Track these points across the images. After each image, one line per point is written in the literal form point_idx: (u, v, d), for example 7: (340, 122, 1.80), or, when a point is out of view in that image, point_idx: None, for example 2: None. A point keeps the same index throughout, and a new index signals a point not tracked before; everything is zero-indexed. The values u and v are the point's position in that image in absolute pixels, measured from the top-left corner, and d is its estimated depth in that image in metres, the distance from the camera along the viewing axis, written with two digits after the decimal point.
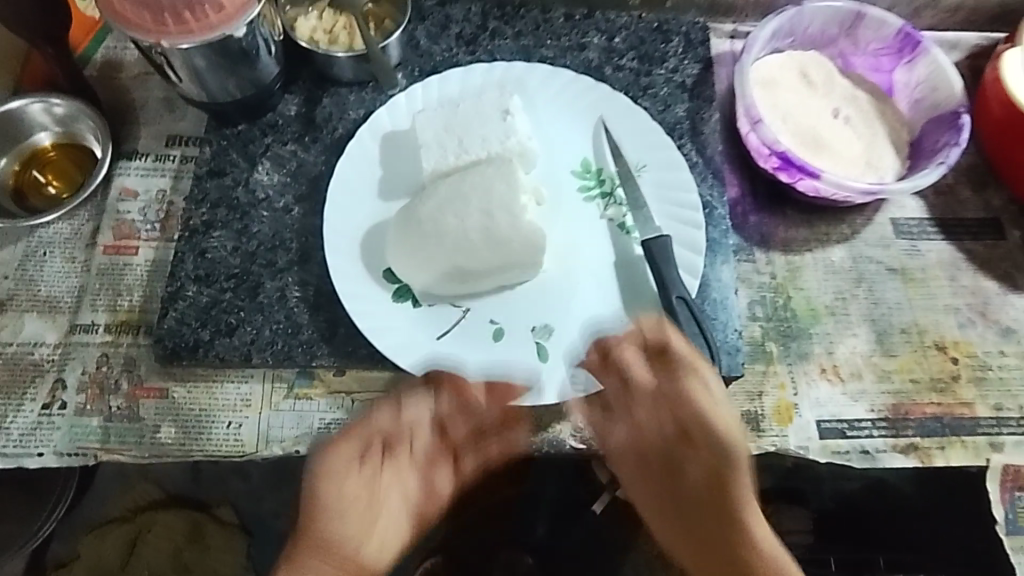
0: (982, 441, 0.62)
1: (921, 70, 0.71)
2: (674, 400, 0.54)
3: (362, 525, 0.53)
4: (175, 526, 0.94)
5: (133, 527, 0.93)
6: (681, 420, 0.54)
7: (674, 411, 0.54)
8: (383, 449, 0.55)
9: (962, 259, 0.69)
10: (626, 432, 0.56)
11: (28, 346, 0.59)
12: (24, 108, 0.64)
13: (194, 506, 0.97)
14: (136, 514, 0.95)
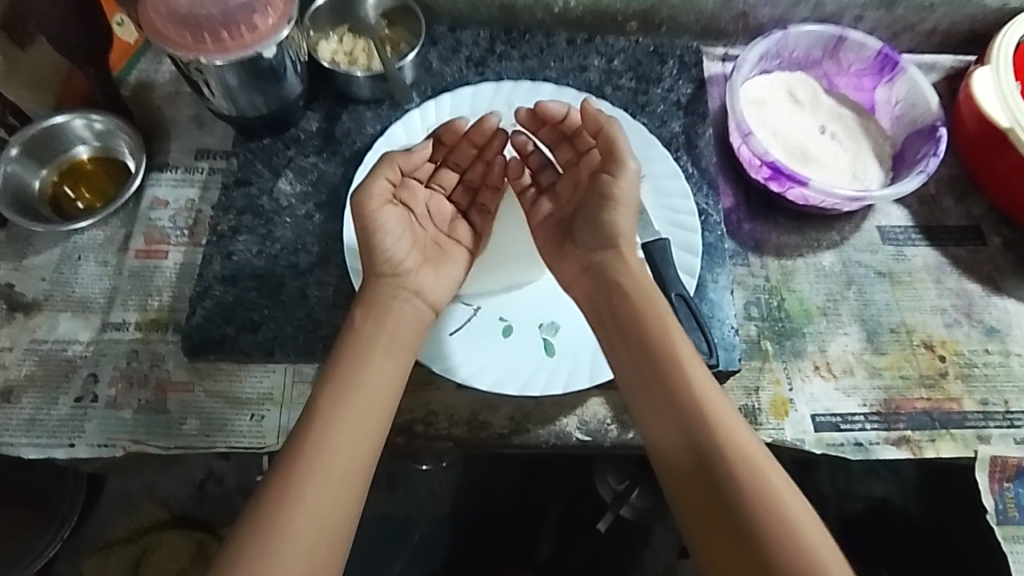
0: (970, 433, 0.65)
1: (901, 88, 0.76)
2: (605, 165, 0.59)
3: (328, 475, 0.50)
4: (182, 547, 1.02)
5: (139, 548, 1.02)
6: (600, 230, 0.59)
7: (606, 223, 0.59)
8: (404, 196, 0.62)
9: (947, 263, 0.73)
10: (549, 211, 0.64)
11: (62, 344, 0.62)
12: (66, 123, 0.68)
13: (200, 529, 1.05)
14: (142, 535, 1.04)
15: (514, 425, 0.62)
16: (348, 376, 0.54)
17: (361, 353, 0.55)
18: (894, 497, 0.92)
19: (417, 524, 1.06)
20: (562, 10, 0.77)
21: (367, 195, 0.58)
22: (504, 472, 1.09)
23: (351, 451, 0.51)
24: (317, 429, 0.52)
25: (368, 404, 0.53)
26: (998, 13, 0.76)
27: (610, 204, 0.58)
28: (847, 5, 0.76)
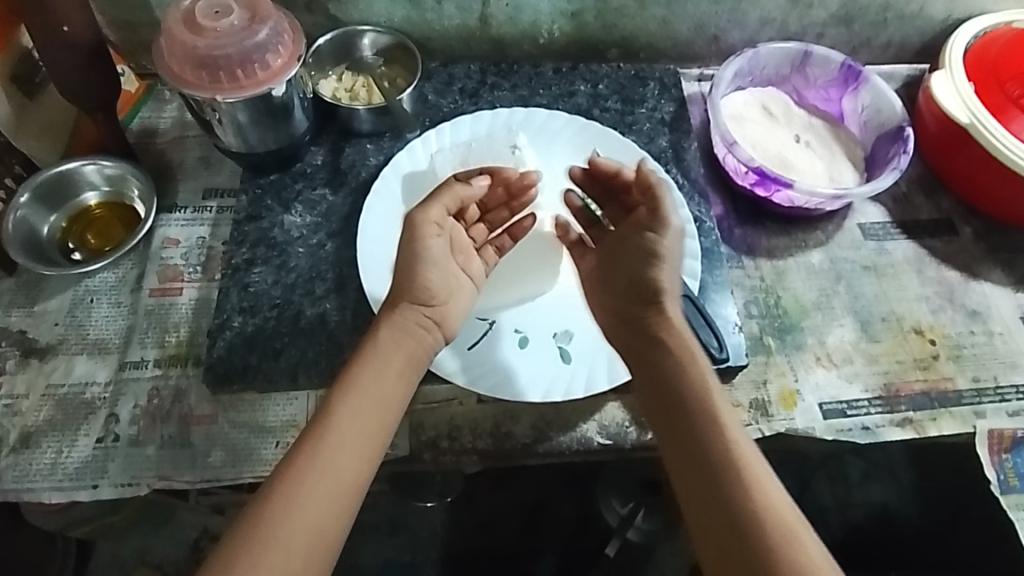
0: (966, 410, 0.68)
1: (866, 96, 0.81)
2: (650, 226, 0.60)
3: (309, 518, 0.48)
4: None
5: None
6: (639, 285, 0.58)
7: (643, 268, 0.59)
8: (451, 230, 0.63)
9: (925, 254, 0.78)
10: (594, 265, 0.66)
11: (80, 386, 0.62)
12: (77, 169, 0.69)
13: None
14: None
15: (537, 434, 0.64)
16: (345, 411, 0.52)
17: (363, 383, 0.54)
18: (893, 502, 0.93)
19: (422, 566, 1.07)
20: (547, 41, 0.81)
21: (421, 226, 0.60)
22: (508, 506, 1.09)
23: (338, 492, 0.50)
24: (308, 464, 0.50)
25: (364, 447, 0.52)
26: (945, 25, 0.83)
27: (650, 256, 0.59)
28: (809, 24, 0.82)
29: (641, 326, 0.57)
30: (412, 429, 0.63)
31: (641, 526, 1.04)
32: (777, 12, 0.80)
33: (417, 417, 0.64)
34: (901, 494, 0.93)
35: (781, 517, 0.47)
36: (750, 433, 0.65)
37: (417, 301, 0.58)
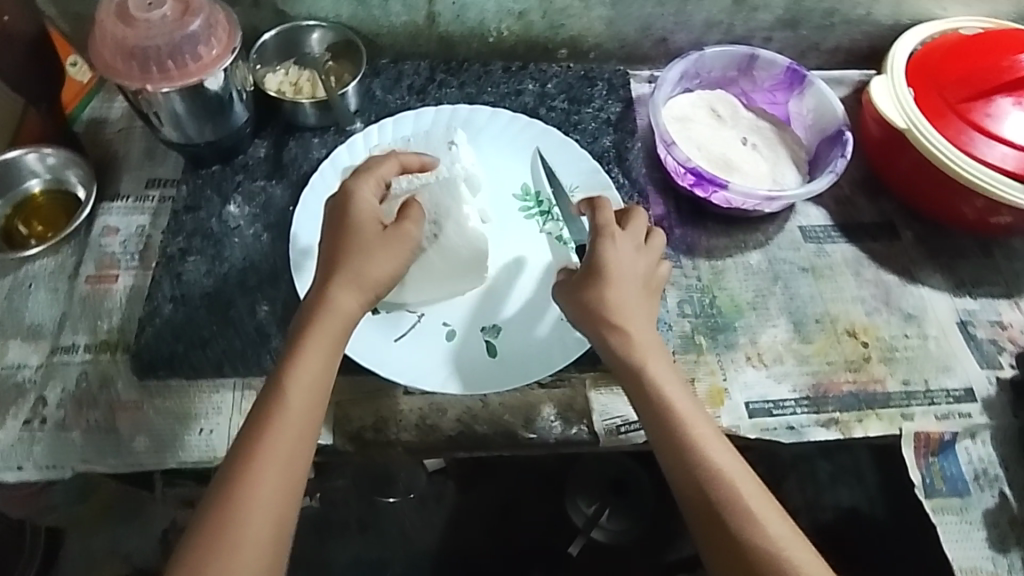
0: (894, 411, 0.69)
1: (810, 100, 0.82)
2: (610, 259, 0.59)
3: (273, 525, 0.49)
4: None
5: None
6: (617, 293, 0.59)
7: (611, 301, 0.58)
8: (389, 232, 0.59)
9: (864, 257, 0.78)
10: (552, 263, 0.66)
11: (12, 368, 0.63)
12: (18, 158, 0.69)
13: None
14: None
15: (462, 427, 0.64)
16: (282, 411, 0.51)
17: (299, 383, 0.52)
18: (861, 505, 0.97)
19: (390, 564, 1.05)
20: (496, 40, 0.82)
21: (412, 237, 0.58)
22: (478, 507, 1.10)
23: (285, 496, 0.50)
24: (256, 473, 0.49)
25: (303, 444, 0.51)
26: (892, 30, 0.84)
27: (614, 287, 0.58)
28: (755, 27, 0.83)
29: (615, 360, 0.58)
30: (336, 420, 0.63)
31: (606, 526, 1.06)
32: (722, 15, 0.81)
33: (342, 408, 0.64)
34: (868, 494, 0.97)
35: (755, 510, 0.52)
36: None
37: (357, 297, 0.56)
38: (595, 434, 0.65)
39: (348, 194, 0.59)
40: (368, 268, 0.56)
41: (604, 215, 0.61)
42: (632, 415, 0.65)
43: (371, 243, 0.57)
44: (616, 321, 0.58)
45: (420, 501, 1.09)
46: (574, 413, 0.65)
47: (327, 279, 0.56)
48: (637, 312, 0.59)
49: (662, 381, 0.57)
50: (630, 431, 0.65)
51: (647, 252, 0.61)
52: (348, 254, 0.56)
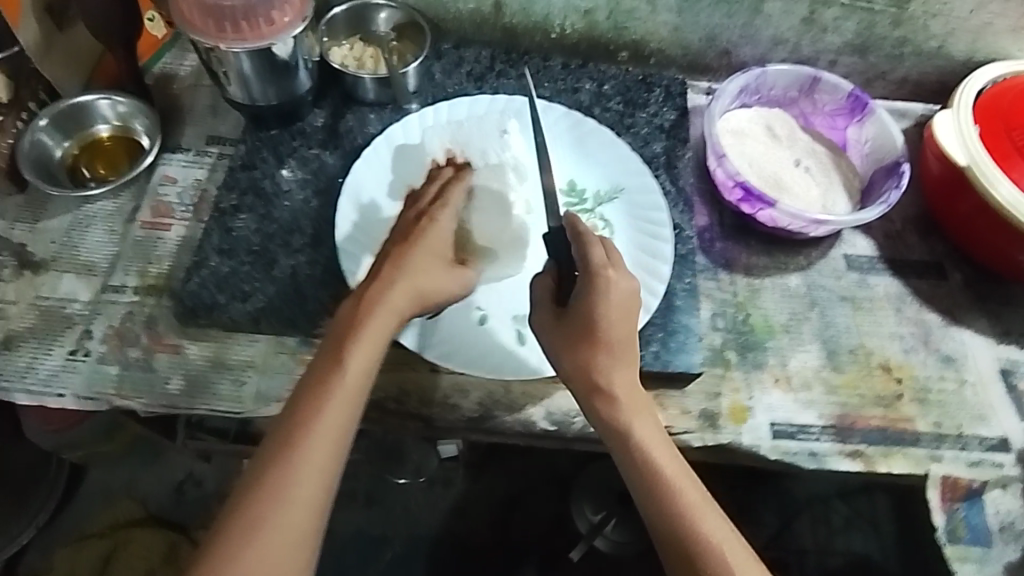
0: (921, 453, 0.67)
1: (870, 128, 0.81)
2: (603, 311, 0.56)
3: (303, 503, 0.51)
4: (153, 548, 1.07)
5: (111, 544, 1.07)
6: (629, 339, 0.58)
7: (598, 362, 0.57)
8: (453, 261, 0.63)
9: (907, 294, 0.77)
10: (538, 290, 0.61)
11: (64, 301, 0.66)
12: (92, 102, 0.73)
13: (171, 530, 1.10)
14: (115, 531, 1.10)
15: (483, 410, 0.65)
16: (326, 393, 0.53)
17: (347, 365, 0.54)
18: (872, 552, 1.09)
19: (390, 542, 1.13)
20: (559, 36, 0.83)
21: (466, 283, 0.63)
22: (482, 496, 1.16)
23: (318, 475, 0.51)
24: (294, 451, 0.51)
25: (342, 427, 0.53)
26: (965, 65, 0.82)
27: (602, 346, 0.57)
28: (822, 49, 0.82)
29: (601, 418, 0.57)
30: None
31: (609, 537, 1.06)
32: (790, 33, 0.80)
33: None
34: (879, 544, 1.09)
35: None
36: (692, 440, 0.66)
37: (412, 304, 0.58)
38: None
39: (433, 224, 0.61)
40: (428, 279, 0.59)
41: (595, 255, 0.57)
42: None
43: (435, 261, 0.60)
44: (602, 379, 0.57)
45: (428, 485, 1.16)
46: None
47: (391, 278, 0.58)
48: (625, 367, 0.57)
49: (648, 441, 0.56)
50: None
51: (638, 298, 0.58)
52: (419, 264, 0.59)
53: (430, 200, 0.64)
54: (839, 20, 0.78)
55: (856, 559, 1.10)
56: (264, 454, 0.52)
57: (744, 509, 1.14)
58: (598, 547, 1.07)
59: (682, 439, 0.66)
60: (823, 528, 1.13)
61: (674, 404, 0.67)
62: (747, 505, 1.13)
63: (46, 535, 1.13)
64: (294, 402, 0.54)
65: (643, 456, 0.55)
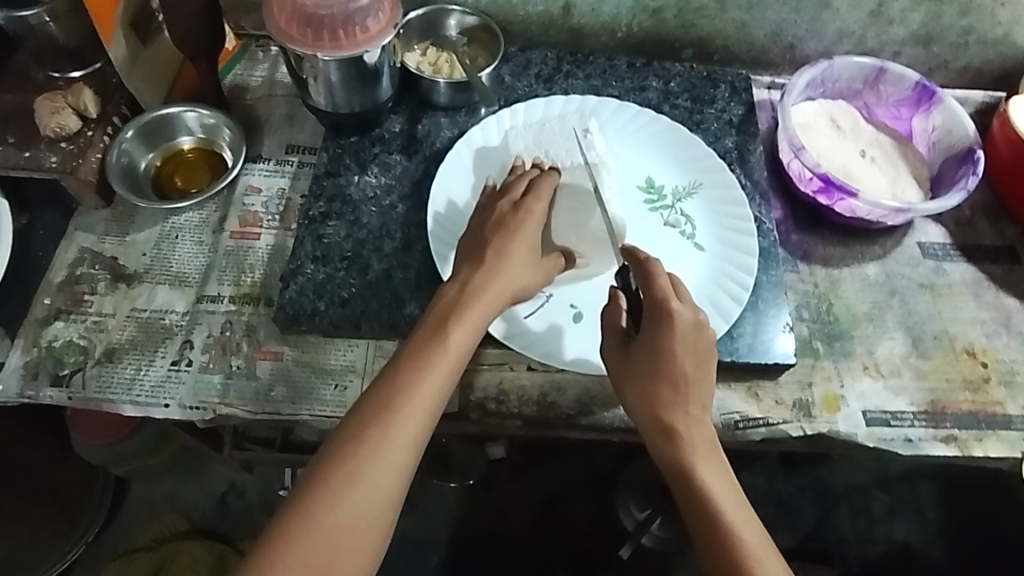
0: (1015, 436, 0.68)
1: (938, 117, 0.81)
2: (672, 345, 0.54)
3: (394, 465, 0.50)
4: (201, 558, 1.05)
5: (160, 555, 1.06)
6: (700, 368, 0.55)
7: (662, 396, 0.54)
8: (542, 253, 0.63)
9: (984, 279, 0.77)
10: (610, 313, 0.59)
11: (160, 312, 0.67)
12: (178, 113, 0.73)
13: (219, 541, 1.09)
14: (164, 544, 1.09)
15: (581, 407, 0.66)
16: (430, 357, 0.53)
17: (452, 335, 0.54)
18: (913, 540, 1.14)
19: (436, 546, 1.12)
20: (625, 35, 0.84)
21: (551, 277, 0.63)
22: (523, 498, 1.16)
23: (411, 440, 0.51)
24: (393, 412, 0.51)
25: (440, 394, 0.53)
26: None
27: (669, 383, 0.54)
28: (887, 40, 0.83)
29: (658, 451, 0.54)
30: (461, 389, 0.66)
31: (655, 533, 1.09)
32: (857, 26, 0.81)
33: (467, 378, 0.66)
34: (922, 533, 1.14)
35: None
36: (791, 430, 0.66)
37: (508, 296, 0.58)
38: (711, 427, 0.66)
39: (530, 216, 0.62)
40: (522, 276, 0.59)
41: (659, 285, 0.56)
42: (750, 412, 0.67)
43: (529, 257, 0.60)
44: (668, 417, 0.54)
45: (470, 489, 1.15)
46: None
47: (496, 270, 0.58)
48: (694, 404, 0.54)
49: (713, 481, 0.52)
50: (749, 427, 0.66)
51: (708, 332, 0.55)
52: (511, 254, 0.59)
53: (523, 193, 0.65)
54: (906, 12, 0.79)
55: (898, 547, 1.13)
56: (363, 409, 0.52)
57: (783, 502, 1.16)
58: (643, 542, 1.10)
59: (780, 429, 0.66)
60: (863, 516, 1.16)
61: (768, 394, 0.68)
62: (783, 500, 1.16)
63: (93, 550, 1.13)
64: (397, 364, 0.53)
65: (704, 496, 0.52)
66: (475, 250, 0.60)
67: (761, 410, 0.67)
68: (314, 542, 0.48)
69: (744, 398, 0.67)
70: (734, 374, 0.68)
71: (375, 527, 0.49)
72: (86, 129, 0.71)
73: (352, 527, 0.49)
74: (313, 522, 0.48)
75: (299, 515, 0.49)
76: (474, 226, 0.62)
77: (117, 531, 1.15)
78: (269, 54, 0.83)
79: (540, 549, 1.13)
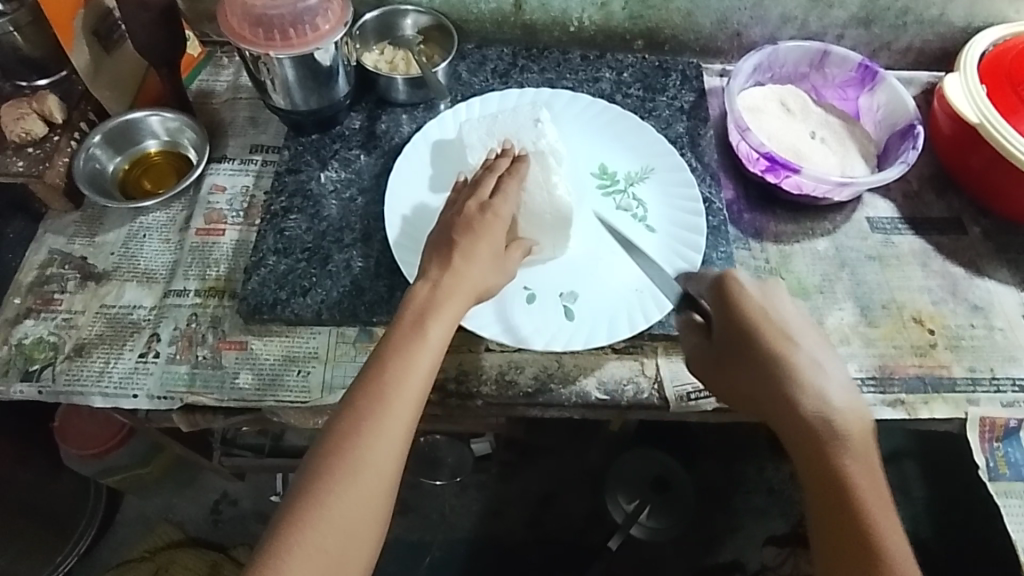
0: (961, 397, 0.70)
1: (881, 95, 0.84)
2: (754, 316, 0.59)
3: (394, 451, 0.52)
4: (196, 567, 1.09)
5: (154, 565, 1.09)
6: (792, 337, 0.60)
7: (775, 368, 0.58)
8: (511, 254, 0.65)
9: (931, 249, 0.80)
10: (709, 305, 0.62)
11: (128, 308, 0.69)
12: (143, 119, 0.76)
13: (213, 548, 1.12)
14: (157, 554, 1.11)
15: (539, 385, 0.68)
16: (414, 351, 0.55)
17: (433, 328, 0.56)
18: (904, 521, 1.15)
19: (429, 546, 1.15)
20: (577, 29, 0.87)
21: (510, 273, 0.64)
22: (516, 495, 1.18)
23: (404, 428, 0.53)
24: (391, 408, 0.53)
25: (431, 368, 0.55)
26: (965, 30, 0.86)
27: (778, 355, 0.58)
28: (829, 24, 0.86)
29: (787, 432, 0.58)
30: None
31: (646, 524, 1.10)
32: (798, 11, 0.84)
33: None
34: (913, 513, 1.16)
35: None
36: None
37: (475, 293, 0.59)
38: (666, 399, 0.68)
39: (496, 220, 0.63)
40: (486, 278, 0.60)
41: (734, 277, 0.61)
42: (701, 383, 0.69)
43: (490, 257, 0.61)
44: (792, 395, 0.57)
45: (462, 488, 1.18)
46: (645, 378, 0.69)
47: (461, 271, 0.59)
48: (807, 373, 0.58)
49: (842, 456, 0.55)
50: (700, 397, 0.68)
51: (787, 306, 0.61)
52: (473, 249, 0.60)
53: (490, 195, 0.64)
54: None
55: None
56: (358, 406, 0.52)
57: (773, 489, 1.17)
58: (636, 534, 1.10)
59: None
60: None
61: None
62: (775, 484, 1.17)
63: (86, 562, 1.15)
64: (381, 358, 0.54)
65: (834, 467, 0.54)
66: (440, 250, 0.60)
67: None
68: (322, 538, 0.49)
69: None
70: None
71: (382, 496, 0.52)
72: (52, 135, 0.73)
73: (361, 518, 0.50)
74: (323, 518, 0.49)
75: (307, 512, 0.50)
76: (441, 226, 0.62)
77: (110, 543, 1.17)
78: (233, 60, 0.85)
79: (533, 543, 1.14)
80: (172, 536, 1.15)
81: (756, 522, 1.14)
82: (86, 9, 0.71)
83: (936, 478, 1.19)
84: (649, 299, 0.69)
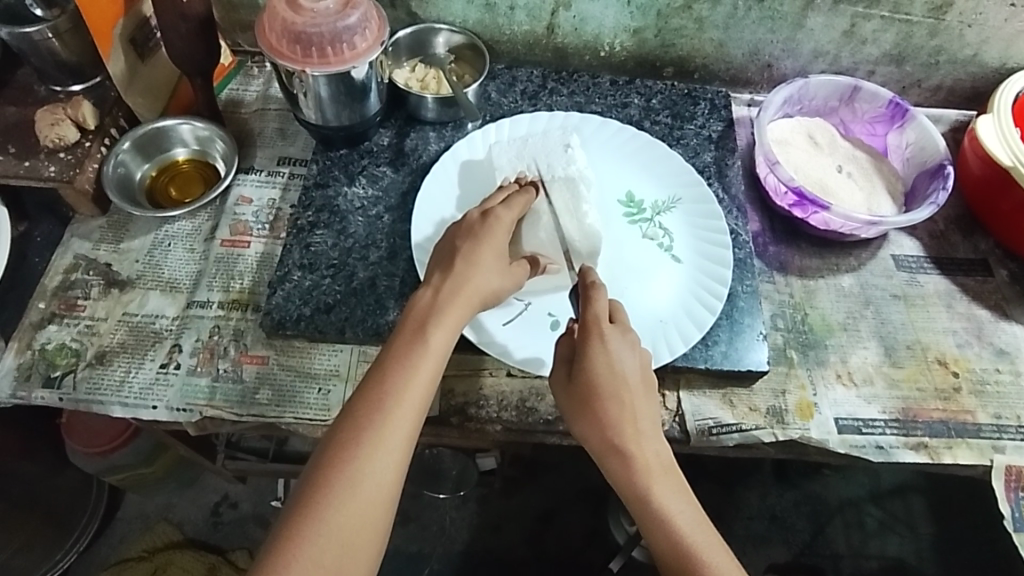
0: (985, 443, 0.69)
1: (910, 133, 0.84)
2: (592, 363, 0.55)
3: (394, 461, 0.51)
4: (194, 567, 1.10)
5: (153, 565, 1.09)
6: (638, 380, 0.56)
7: (608, 413, 0.55)
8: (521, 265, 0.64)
9: (956, 291, 0.79)
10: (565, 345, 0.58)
11: (151, 317, 0.69)
12: (174, 127, 0.76)
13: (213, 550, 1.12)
14: (155, 554, 1.11)
15: (559, 413, 0.68)
16: (415, 357, 0.54)
17: (433, 336, 0.55)
18: (908, 556, 1.14)
19: (429, 559, 1.14)
20: (608, 54, 0.87)
21: (517, 282, 0.63)
22: (517, 511, 1.17)
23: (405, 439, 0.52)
24: (392, 421, 0.51)
25: (433, 377, 0.54)
26: (998, 72, 0.86)
27: (618, 400, 0.55)
28: (861, 60, 0.86)
29: (617, 478, 0.54)
30: (443, 394, 0.68)
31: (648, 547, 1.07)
32: (831, 46, 0.84)
33: (447, 383, 0.69)
34: (916, 548, 1.15)
35: None
36: (763, 435, 0.68)
37: (478, 301, 0.59)
38: (686, 433, 0.68)
39: (498, 228, 0.62)
40: (490, 282, 0.59)
41: (593, 309, 0.57)
42: (723, 417, 0.69)
43: (497, 264, 0.61)
44: (622, 441, 0.54)
45: (463, 502, 1.17)
46: (665, 411, 0.69)
47: (466, 277, 0.58)
48: (634, 419, 0.55)
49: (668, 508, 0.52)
50: (721, 432, 0.68)
51: (631, 350, 0.56)
52: (480, 256, 0.59)
53: (496, 203, 0.65)
54: (878, 32, 0.82)
55: (892, 563, 1.13)
56: (357, 418, 0.51)
57: (776, 517, 1.16)
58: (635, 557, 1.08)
59: (753, 435, 0.68)
60: (855, 532, 1.16)
61: (743, 401, 0.70)
62: (779, 513, 1.16)
63: (83, 560, 1.14)
64: (381, 366, 0.54)
65: (664, 519, 0.52)
66: (444, 258, 0.60)
67: (735, 416, 0.69)
68: (320, 550, 0.48)
69: (719, 404, 0.69)
70: (709, 381, 0.70)
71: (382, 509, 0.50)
72: (84, 141, 0.73)
73: (362, 530, 0.49)
74: (320, 530, 0.48)
75: (304, 524, 0.48)
76: (446, 236, 0.62)
77: (109, 541, 1.16)
78: (263, 71, 0.86)
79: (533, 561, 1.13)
80: (172, 535, 1.16)
81: (755, 549, 1.13)
82: (126, 18, 0.71)
83: (942, 515, 1.18)
84: (672, 331, 0.69)
